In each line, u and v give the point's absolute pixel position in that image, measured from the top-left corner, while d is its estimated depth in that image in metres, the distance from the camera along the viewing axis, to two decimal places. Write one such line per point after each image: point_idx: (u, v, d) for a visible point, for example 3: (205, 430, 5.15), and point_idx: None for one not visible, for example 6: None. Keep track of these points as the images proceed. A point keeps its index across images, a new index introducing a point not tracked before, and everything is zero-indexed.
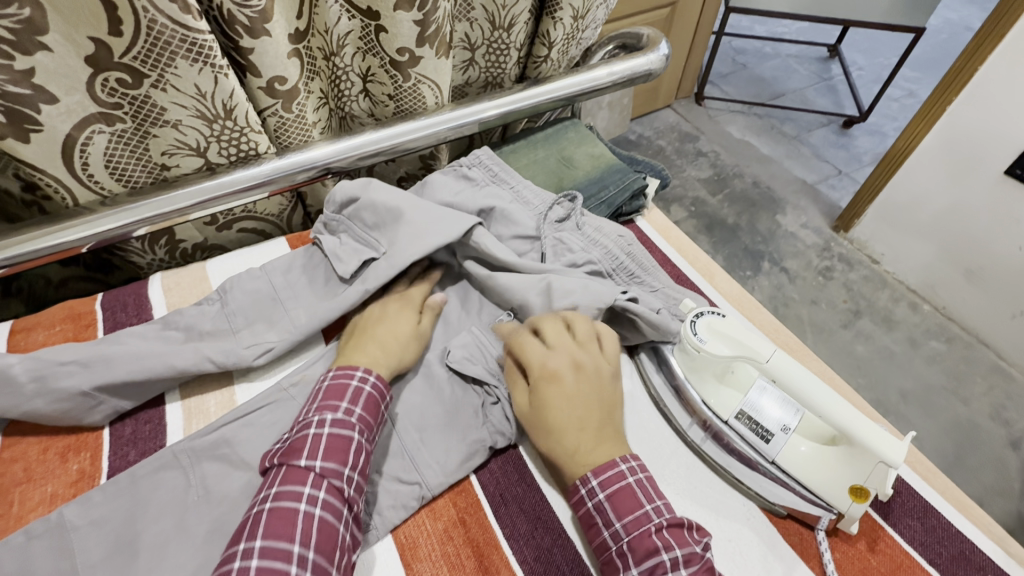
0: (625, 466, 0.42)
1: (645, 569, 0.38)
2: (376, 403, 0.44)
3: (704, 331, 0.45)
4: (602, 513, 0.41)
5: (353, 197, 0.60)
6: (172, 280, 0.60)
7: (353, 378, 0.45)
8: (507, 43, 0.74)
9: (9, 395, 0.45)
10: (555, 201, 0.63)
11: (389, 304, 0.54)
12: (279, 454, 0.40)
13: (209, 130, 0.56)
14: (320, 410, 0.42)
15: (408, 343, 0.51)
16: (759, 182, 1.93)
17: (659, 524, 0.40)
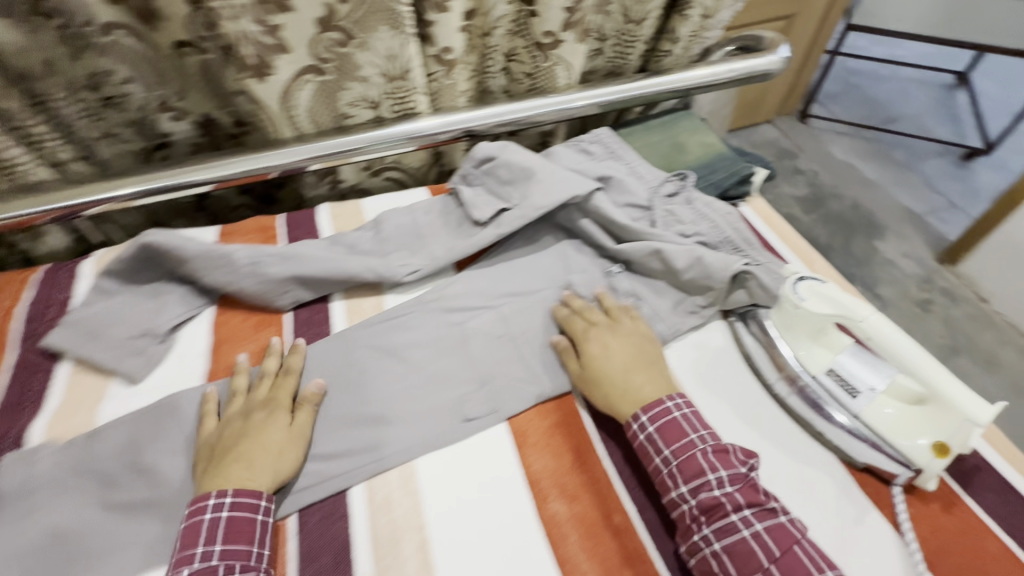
0: (671, 403, 0.49)
1: (693, 487, 0.44)
2: (246, 525, 0.43)
3: (806, 291, 0.50)
4: (653, 443, 0.47)
5: (491, 156, 0.70)
6: (336, 209, 0.73)
7: (211, 509, 0.43)
8: (635, 36, 0.81)
9: (228, 274, 0.58)
10: (667, 178, 0.70)
11: (269, 414, 0.49)
12: (177, 555, 0.41)
13: (387, 87, 0.67)
14: (192, 518, 0.43)
15: (290, 450, 0.48)
16: (859, 206, 1.86)
17: (705, 448, 0.46)
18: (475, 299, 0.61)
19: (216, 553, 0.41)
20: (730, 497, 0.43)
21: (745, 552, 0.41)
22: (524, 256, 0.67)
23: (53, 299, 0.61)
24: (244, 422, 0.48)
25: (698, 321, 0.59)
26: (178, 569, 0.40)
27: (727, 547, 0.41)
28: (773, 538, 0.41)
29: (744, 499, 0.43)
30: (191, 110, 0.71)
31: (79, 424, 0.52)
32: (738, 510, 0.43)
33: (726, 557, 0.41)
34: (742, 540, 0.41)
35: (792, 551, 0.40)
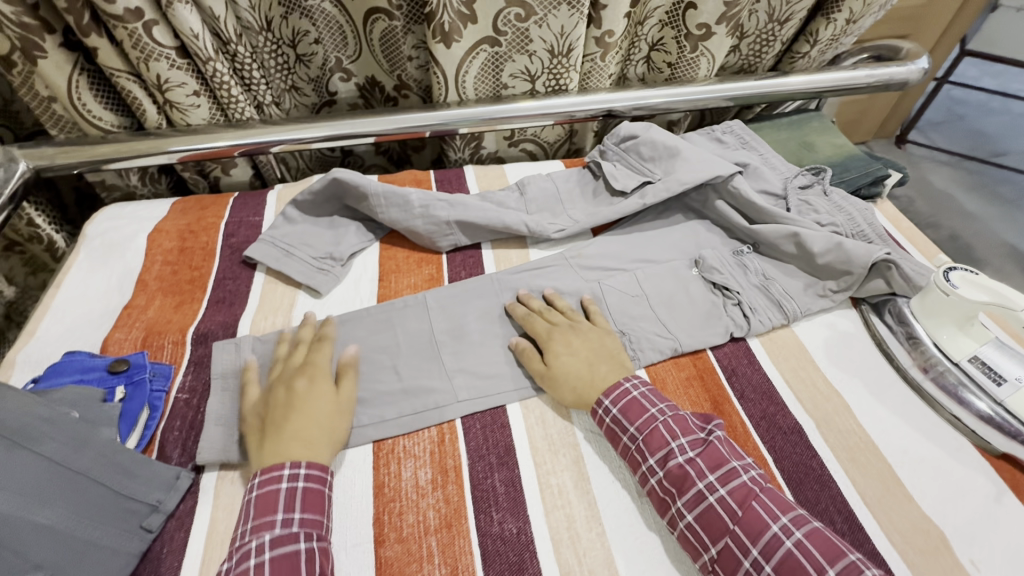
0: (629, 384, 0.50)
1: (659, 459, 0.46)
2: (317, 497, 0.43)
3: (955, 280, 0.53)
4: (618, 425, 0.49)
5: (633, 135, 0.75)
6: (480, 171, 0.80)
7: (282, 482, 0.43)
8: (775, 35, 0.84)
9: (402, 212, 0.66)
10: (801, 171, 0.73)
11: (298, 378, 0.50)
12: (250, 522, 0.41)
13: (549, 62, 0.74)
14: (267, 487, 0.43)
15: (336, 420, 0.49)
16: (956, 238, 1.79)
17: (663, 419, 0.48)
18: (614, 261, 0.66)
19: (277, 532, 0.41)
20: (694, 466, 0.45)
21: (717, 523, 0.42)
22: (657, 230, 0.71)
23: (248, 221, 0.70)
24: (287, 394, 0.49)
25: (828, 304, 0.62)
26: (256, 536, 0.40)
27: (697, 515, 0.43)
28: (735, 501, 0.43)
29: (708, 467, 0.45)
30: (358, 73, 0.80)
31: (278, 322, 0.60)
32: (704, 478, 0.44)
33: (698, 528, 0.43)
34: (711, 508, 0.43)
35: (750, 507, 0.42)
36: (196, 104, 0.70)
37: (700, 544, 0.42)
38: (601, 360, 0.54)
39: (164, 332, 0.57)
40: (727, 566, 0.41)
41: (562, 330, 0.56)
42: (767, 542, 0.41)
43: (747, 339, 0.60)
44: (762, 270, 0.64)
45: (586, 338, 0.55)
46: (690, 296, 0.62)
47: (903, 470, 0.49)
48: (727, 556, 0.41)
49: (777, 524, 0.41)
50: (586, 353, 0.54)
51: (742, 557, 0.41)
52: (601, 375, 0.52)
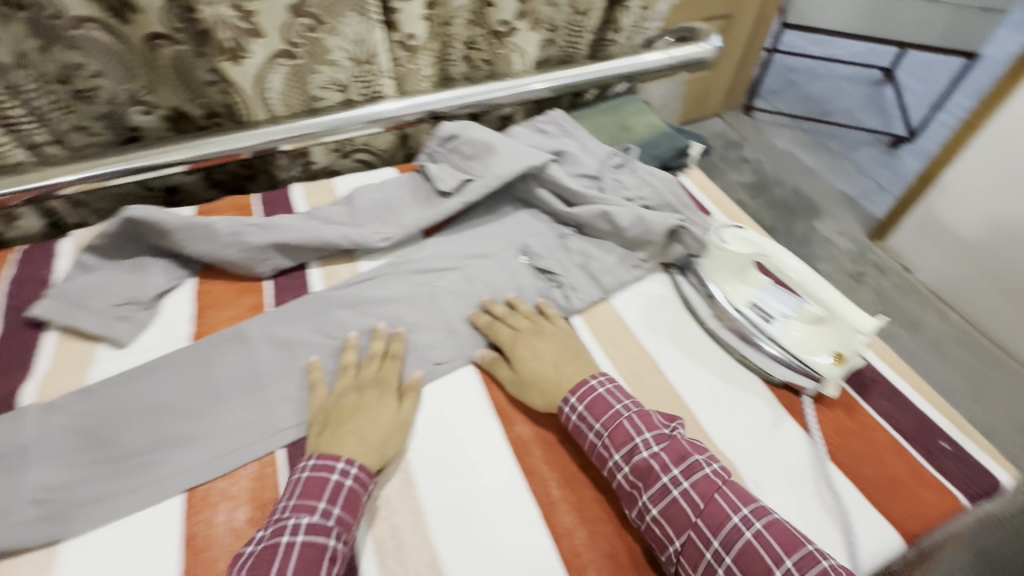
0: (596, 382, 0.53)
1: (625, 454, 0.48)
2: (356, 499, 0.45)
3: (732, 240, 0.59)
4: (584, 421, 0.51)
5: (454, 134, 0.76)
6: (308, 188, 0.78)
7: (332, 473, 0.45)
8: (583, 26, 0.89)
9: (211, 243, 0.62)
10: (613, 151, 0.78)
11: (368, 391, 0.53)
12: (295, 500, 0.44)
13: (355, 70, 0.73)
14: (317, 472, 0.45)
15: (397, 434, 0.51)
16: (798, 191, 2.01)
17: (628, 415, 0.50)
18: (443, 261, 0.67)
19: (314, 520, 0.43)
20: (658, 459, 0.47)
21: (679, 513, 0.45)
22: (487, 225, 0.73)
23: (34, 276, 0.63)
24: (358, 397, 0.52)
25: (641, 274, 0.67)
26: (296, 515, 0.43)
27: (660, 508, 0.46)
28: (698, 493, 0.45)
29: (671, 461, 0.47)
30: (161, 104, 0.73)
31: (72, 382, 0.55)
32: (668, 472, 0.47)
33: (663, 521, 0.45)
34: (671, 501, 0.45)
35: (712, 500, 0.45)
36: None
37: (666, 536, 0.45)
38: (570, 359, 0.56)
39: None
40: (691, 558, 0.44)
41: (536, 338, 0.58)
42: (730, 533, 0.43)
43: (572, 319, 0.63)
44: (583, 250, 0.69)
45: (552, 342, 0.58)
46: (517, 284, 0.66)
47: (706, 416, 0.54)
48: (694, 550, 0.44)
49: (738, 516, 0.44)
50: (553, 353, 0.57)
51: (695, 543, 0.44)
52: (567, 372, 0.55)
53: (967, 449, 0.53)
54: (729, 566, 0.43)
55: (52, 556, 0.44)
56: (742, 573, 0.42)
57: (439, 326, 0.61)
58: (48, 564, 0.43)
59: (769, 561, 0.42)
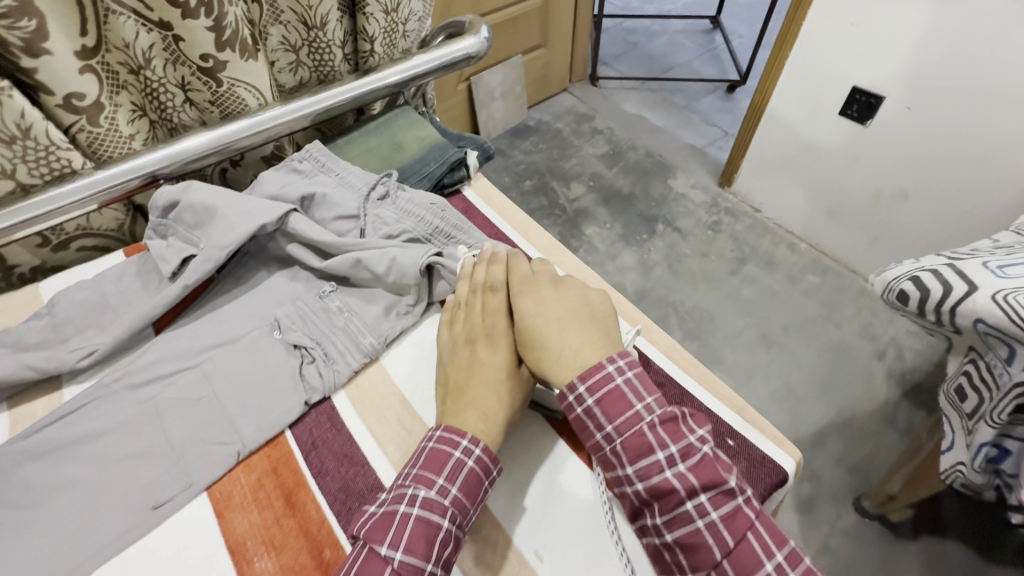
0: (613, 369, 0.46)
1: (640, 470, 0.43)
2: (477, 479, 0.45)
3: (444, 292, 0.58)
4: (593, 418, 0.45)
5: (174, 201, 0.63)
6: (2, 303, 0.62)
7: (456, 448, 0.45)
8: (326, 41, 0.79)
9: None
10: (375, 180, 0.68)
11: (479, 347, 0.52)
12: (416, 469, 0.44)
13: (12, 151, 0.58)
14: (443, 445, 0.45)
15: (499, 400, 0.49)
16: (651, 153, 2.04)
17: (652, 423, 0.44)
18: (171, 363, 0.55)
19: (430, 495, 0.43)
20: (655, 435, 0.43)
21: (664, 490, 0.42)
22: (234, 301, 0.61)
23: None
24: (463, 362, 0.51)
25: (412, 319, 0.60)
26: (415, 486, 0.43)
27: (649, 486, 0.43)
28: (697, 476, 0.42)
29: (670, 438, 0.43)
30: None
31: None
32: (666, 448, 0.43)
33: (677, 547, 0.42)
34: (664, 481, 0.42)
35: (744, 541, 0.40)
36: None
37: (647, 509, 0.43)
38: (576, 319, 0.50)
39: None
40: (687, 542, 0.41)
41: (529, 288, 0.53)
42: (727, 515, 0.41)
43: (332, 395, 0.55)
44: (344, 308, 0.59)
45: (565, 298, 0.52)
46: (266, 369, 0.54)
47: None
48: (691, 537, 0.41)
49: (772, 562, 0.40)
50: (556, 314, 0.50)
51: (696, 527, 0.41)
52: (572, 344, 0.48)
53: (750, 441, 0.51)
54: (724, 555, 0.40)
55: None
56: (736, 566, 0.40)
57: (159, 453, 0.49)
58: None
59: (761, 552, 0.40)
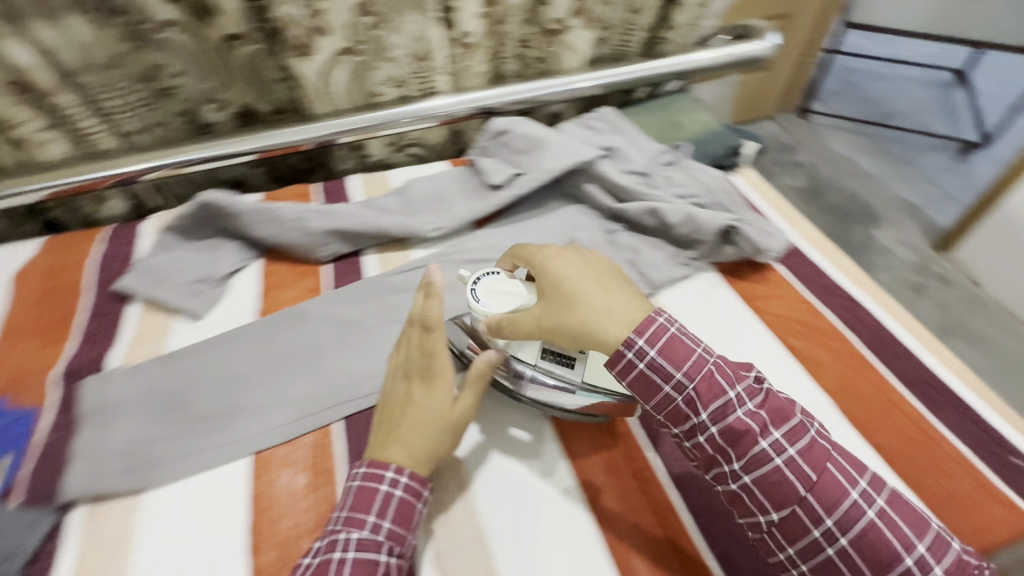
0: (660, 316, 0.45)
1: (715, 412, 0.43)
2: (410, 507, 0.44)
3: (483, 295, 0.53)
4: (661, 368, 0.44)
5: (505, 129, 0.78)
6: (365, 179, 0.81)
7: (383, 481, 0.44)
8: (637, 25, 0.89)
9: (276, 227, 0.66)
10: (664, 149, 0.77)
11: (416, 383, 0.50)
12: (346, 511, 0.43)
13: (412, 67, 0.75)
14: (368, 481, 0.44)
15: (428, 432, 0.48)
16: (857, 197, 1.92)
17: (713, 363, 0.44)
18: (491, 252, 0.69)
19: (363, 536, 0.42)
20: (719, 373, 0.44)
21: (741, 432, 0.42)
22: (536, 219, 0.74)
23: (121, 253, 0.69)
24: (406, 396, 0.49)
25: (689, 272, 0.67)
26: (347, 529, 0.42)
27: (722, 427, 0.42)
28: (766, 412, 0.43)
29: (731, 376, 0.44)
30: (233, 101, 0.78)
31: (153, 349, 0.60)
32: (732, 388, 0.43)
33: (757, 487, 0.41)
34: (738, 421, 0.42)
35: (826, 471, 0.40)
36: (50, 138, 0.68)
37: (720, 457, 0.43)
38: (618, 288, 0.49)
39: (28, 376, 0.56)
40: (773, 484, 0.41)
41: (559, 258, 0.51)
42: (805, 451, 0.41)
43: None
44: (632, 245, 0.69)
45: (590, 265, 0.50)
46: None
47: None
48: (773, 478, 0.41)
49: (857, 490, 0.40)
50: (581, 274, 0.49)
51: (774, 467, 0.41)
52: (625, 303, 0.47)
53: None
54: (807, 489, 0.40)
55: (133, 506, 0.48)
56: (820, 499, 0.40)
57: None
58: (127, 512, 0.47)
59: (873, 490, 0.41)
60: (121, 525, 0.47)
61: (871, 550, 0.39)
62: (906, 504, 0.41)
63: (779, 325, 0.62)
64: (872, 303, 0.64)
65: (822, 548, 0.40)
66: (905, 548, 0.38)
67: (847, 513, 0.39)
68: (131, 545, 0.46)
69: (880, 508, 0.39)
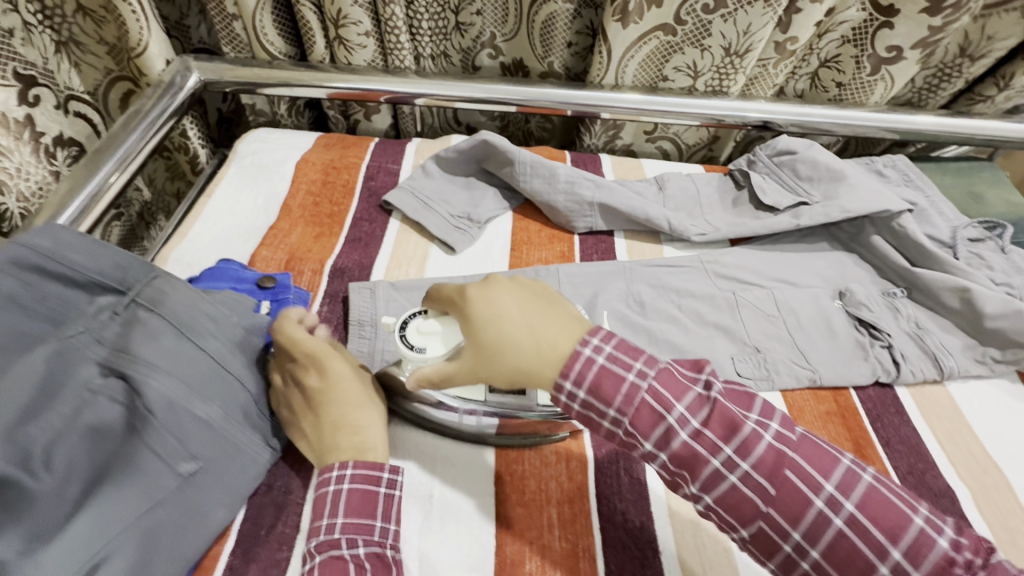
0: (588, 349, 0.38)
1: (655, 440, 0.37)
2: (363, 495, 0.39)
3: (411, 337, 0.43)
4: (590, 409, 0.38)
5: (792, 150, 0.70)
6: (617, 160, 0.78)
7: (328, 483, 0.40)
8: (960, 71, 0.77)
9: (546, 185, 0.65)
10: (973, 222, 0.66)
11: (303, 371, 0.44)
12: (377, 522, 0.39)
13: (721, 61, 0.70)
14: (318, 489, 0.40)
15: (362, 409, 0.44)
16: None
17: (646, 387, 0.38)
18: (752, 275, 0.63)
19: (321, 538, 0.38)
20: (654, 397, 0.38)
21: (697, 463, 0.37)
22: (801, 254, 0.67)
23: (387, 167, 0.71)
24: (304, 389, 0.44)
25: (985, 372, 0.57)
26: (307, 540, 0.38)
27: (671, 453, 0.37)
28: (711, 429, 0.37)
29: (628, 356, 0.39)
30: (508, 53, 0.80)
31: (412, 271, 0.60)
32: (631, 368, 0.38)
33: (721, 511, 0.37)
34: (684, 445, 0.37)
35: (781, 481, 0.35)
36: (363, 44, 0.70)
37: (680, 479, 0.38)
38: (542, 314, 0.40)
39: (304, 260, 0.59)
40: (684, 461, 0.37)
41: (479, 295, 0.40)
42: (761, 460, 0.36)
43: (894, 387, 0.56)
44: (918, 318, 0.60)
45: (515, 286, 0.41)
46: (831, 326, 0.59)
47: None
48: (778, 487, 0.36)
49: (819, 498, 0.35)
50: (519, 308, 0.39)
51: (682, 441, 0.37)
52: (551, 332, 0.39)
53: None
54: (767, 505, 0.36)
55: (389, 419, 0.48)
56: (782, 513, 0.35)
57: (741, 339, 0.57)
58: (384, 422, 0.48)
59: (829, 450, 0.37)
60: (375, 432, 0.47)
61: (862, 504, 0.35)
62: (878, 498, 0.35)
63: None
64: None
65: (797, 561, 0.36)
66: (868, 546, 0.34)
67: (812, 524, 0.35)
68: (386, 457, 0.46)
69: (852, 459, 0.37)
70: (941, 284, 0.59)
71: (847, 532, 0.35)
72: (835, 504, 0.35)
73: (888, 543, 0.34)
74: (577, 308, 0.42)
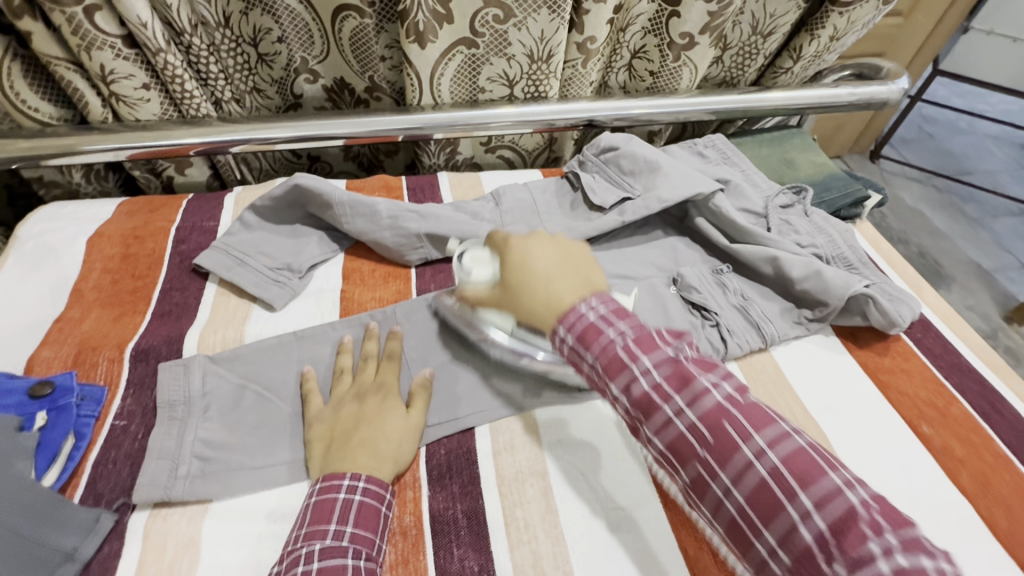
0: (586, 307, 0.41)
1: (621, 385, 0.38)
2: (373, 512, 0.41)
3: (466, 262, 0.52)
4: (574, 353, 0.41)
5: (614, 146, 0.72)
6: (455, 178, 0.77)
7: (340, 490, 0.41)
8: (758, 48, 0.83)
9: (369, 222, 0.63)
10: (783, 190, 0.71)
11: (369, 397, 0.49)
12: (305, 528, 0.39)
13: (529, 68, 0.70)
14: (325, 494, 0.41)
15: (399, 443, 0.46)
16: (934, 232, 1.54)
17: (624, 342, 0.39)
18: None
19: (329, 543, 0.38)
20: (626, 351, 0.38)
21: (686, 451, 0.36)
22: (634, 246, 0.68)
23: (202, 226, 0.66)
24: (360, 406, 0.48)
25: (802, 332, 0.61)
26: (308, 543, 0.38)
27: (666, 443, 0.37)
28: (673, 383, 0.37)
29: (617, 317, 0.40)
30: (326, 74, 0.75)
31: (230, 337, 0.56)
32: (615, 327, 0.40)
33: (668, 454, 0.37)
34: (645, 393, 0.37)
35: (721, 431, 0.35)
36: (146, 98, 0.64)
37: (637, 421, 0.39)
38: (567, 270, 0.45)
39: (98, 348, 0.52)
40: (642, 406, 0.38)
41: (519, 240, 0.48)
42: (708, 415, 0.36)
43: (725, 362, 0.59)
44: (742, 290, 0.63)
45: (554, 245, 0.48)
46: (664, 314, 0.60)
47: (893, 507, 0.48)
48: (722, 439, 0.35)
49: (749, 448, 0.34)
50: (546, 262, 0.45)
51: (643, 386, 0.38)
52: (562, 289, 0.43)
53: None
54: (724, 468, 0.35)
55: (202, 512, 0.44)
56: (717, 459, 0.35)
57: None
58: (196, 517, 0.43)
59: (824, 465, 0.33)
60: (187, 532, 0.43)
61: (796, 468, 0.33)
62: (805, 457, 0.34)
63: (911, 410, 0.55)
64: (1010, 392, 0.59)
65: (722, 503, 0.35)
66: (787, 498, 0.33)
67: (738, 468, 0.34)
68: (196, 556, 0.42)
69: (867, 496, 0.32)
70: (756, 256, 0.63)
71: (772, 485, 0.33)
72: (836, 499, 0.32)
73: (831, 529, 0.31)
74: (602, 274, 0.46)
